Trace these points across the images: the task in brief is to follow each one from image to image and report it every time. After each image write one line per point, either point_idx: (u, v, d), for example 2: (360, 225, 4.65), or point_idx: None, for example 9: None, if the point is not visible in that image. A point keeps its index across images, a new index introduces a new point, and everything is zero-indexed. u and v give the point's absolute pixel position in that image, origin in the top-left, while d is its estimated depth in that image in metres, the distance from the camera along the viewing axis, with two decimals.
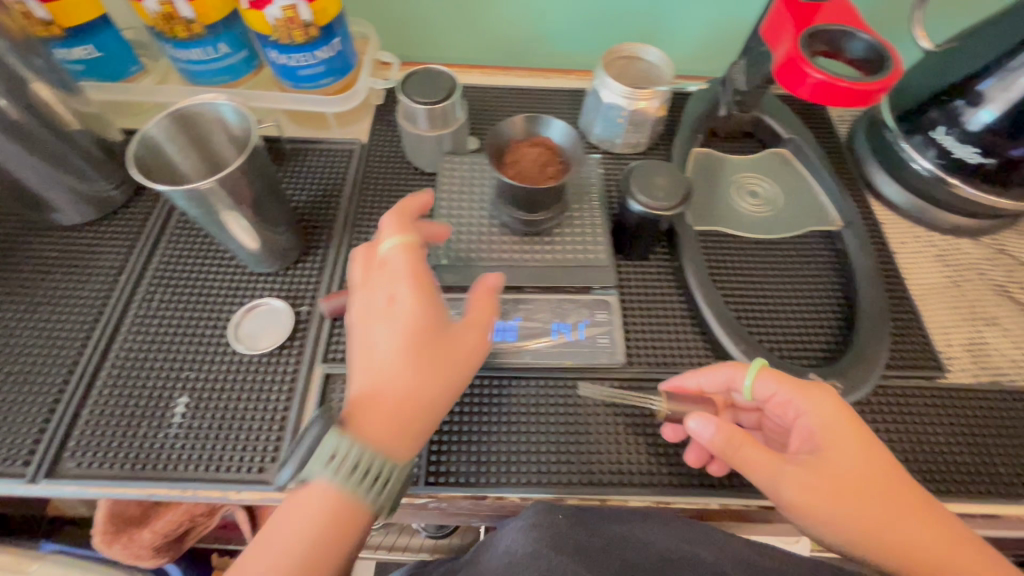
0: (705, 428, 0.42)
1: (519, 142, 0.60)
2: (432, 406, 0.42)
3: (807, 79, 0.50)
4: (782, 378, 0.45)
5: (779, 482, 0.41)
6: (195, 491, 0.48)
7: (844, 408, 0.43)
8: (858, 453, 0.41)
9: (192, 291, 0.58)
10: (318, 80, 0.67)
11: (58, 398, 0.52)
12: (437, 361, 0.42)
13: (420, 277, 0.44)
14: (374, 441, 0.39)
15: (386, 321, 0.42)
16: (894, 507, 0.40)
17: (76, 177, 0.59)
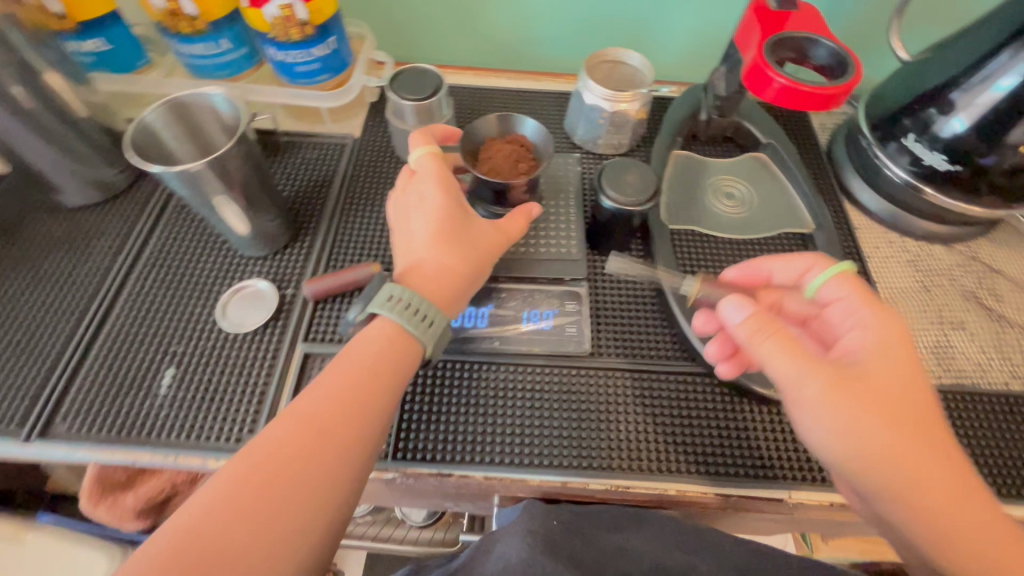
0: (737, 313, 0.44)
1: (493, 138, 0.64)
2: (466, 279, 0.52)
3: (771, 83, 0.52)
4: (855, 285, 0.48)
5: (806, 379, 0.41)
6: (176, 457, 0.51)
7: (905, 337, 0.44)
8: (901, 375, 0.42)
9: (184, 272, 0.61)
10: (315, 76, 0.70)
11: (54, 366, 0.55)
12: (468, 244, 0.52)
13: (445, 177, 0.54)
14: (423, 294, 0.49)
15: (420, 211, 0.53)
16: (920, 434, 0.40)
17: (82, 161, 0.62)
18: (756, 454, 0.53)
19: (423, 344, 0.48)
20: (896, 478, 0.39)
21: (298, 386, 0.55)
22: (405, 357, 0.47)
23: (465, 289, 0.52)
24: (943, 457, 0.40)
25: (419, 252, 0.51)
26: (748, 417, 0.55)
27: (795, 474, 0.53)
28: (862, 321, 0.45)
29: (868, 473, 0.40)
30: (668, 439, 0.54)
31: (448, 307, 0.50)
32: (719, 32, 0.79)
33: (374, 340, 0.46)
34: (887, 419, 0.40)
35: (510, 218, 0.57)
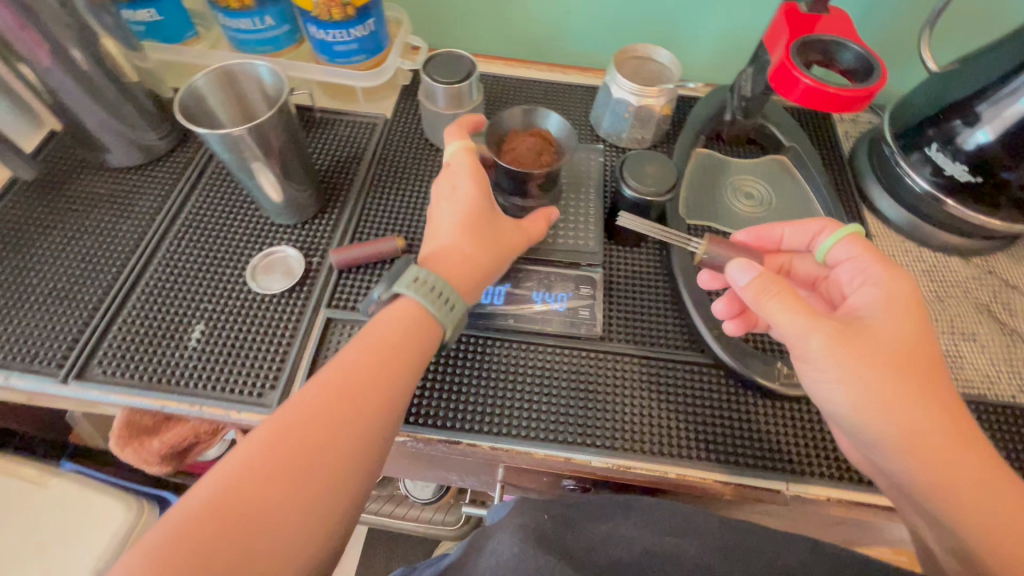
0: (745, 275, 0.46)
1: (517, 131, 0.66)
2: (485, 269, 0.54)
3: (797, 83, 0.53)
4: (864, 244, 0.49)
5: (812, 332, 0.43)
6: (202, 407, 0.54)
7: (916, 292, 0.45)
8: (907, 331, 0.43)
9: (218, 234, 0.64)
10: (352, 56, 0.72)
11: (93, 314, 0.59)
12: (491, 237, 0.55)
13: (478, 172, 0.57)
14: (447, 277, 0.52)
15: (449, 203, 0.56)
16: (925, 390, 0.41)
17: (129, 124, 0.66)
18: (757, 445, 0.55)
19: (443, 327, 0.50)
20: (902, 434, 0.41)
21: (319, 349, 0.57)
22: (425, 336, 0.49)
23: (483, 276, 0.54)
24: (947, 415, 0.41)
25: (444, 239, 0.54)
26: (752, 409, 0.56)
27: (795, 467, 0.54)
28: (873, 279, 0.47)
29: (875, 429, 0.42)
30: (672, 424, 0.55)
31: (467, 293, 0.53)
32: (748, 35, 0.80)
33: (392, 323, 0.48)
34: (893, 375, 0.41)
35: (532, 219, 0.60)
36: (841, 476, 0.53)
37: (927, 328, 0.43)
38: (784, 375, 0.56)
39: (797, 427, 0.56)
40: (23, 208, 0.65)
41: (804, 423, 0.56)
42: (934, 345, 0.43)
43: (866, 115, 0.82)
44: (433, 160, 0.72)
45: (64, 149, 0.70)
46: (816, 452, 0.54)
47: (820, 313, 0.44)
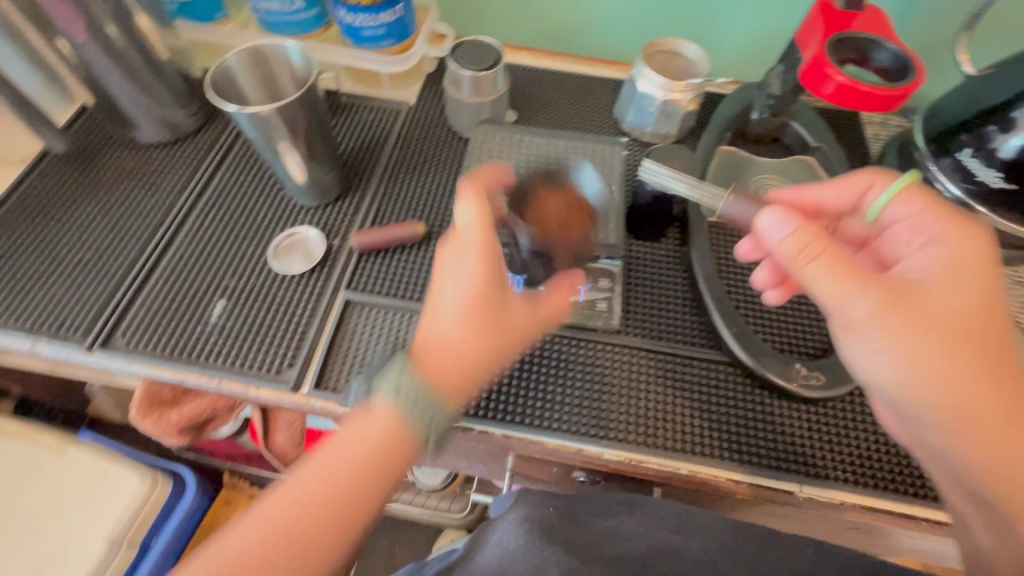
0: (783, 231, 0.44)
1: (544, 182, 0.55)
2: (486, 364, 0.46)
3: (830, 80, 0.52)
4: (927, 202, 0.47)
5: (857, 297, 0.42)
6: (221, 381, 0.55)
7: (984, 254, 0.43)
8: (968, 301, 0.41)
9: (241, 213, 0.65)
10: (379, 42, 0.72)
11: (118, 285, 0.60)
12: (496, 328, 0.46)
13: (490, 247, 0.46)
14: (435, 385, 0.44)
15: (454, 278, 0.46)
16: (981, 362, 0.41)
17: (158, 101, 0.66)
18: (772, 445, 0.54)
19: (423, 434, 0.43)
20: (948, 405, 0.41)
21: (336, 331, 0.58)
22: (397, 459, 0.42)
23: (479, 376, 0.46)
24: (1002, 387, 0.40)
25: (440, 329, 0.45)
26: (767, 409, 0.56)
27: (809, 470, 0.53)
28: (938, 242, 0.45)
29: (920, 399, 0.42)
30: (686, 420, 0.55)
31: (456, 399, 0.45)
32: (779, 33, 0.78)
33: (360, 444, 0.42)
34: (946, 347, 0.41)
35: (549, 297, 0.50)
36: (855, 482, 0.53)
37: (993, 296, 0.42)
38: (802, 377, 0.55)
39: (813, 430, 0.55)
40: (54, 180, 0.66)
41: (820, 426, 0.55)
42: (999, 314, 0.42)
43: (897, 119, 0.80)
44: (455, 149, 0.72)
45: (95, 124, 0.71)
46: (831, 456, 0.54)
47: (871, 279, 0.43)
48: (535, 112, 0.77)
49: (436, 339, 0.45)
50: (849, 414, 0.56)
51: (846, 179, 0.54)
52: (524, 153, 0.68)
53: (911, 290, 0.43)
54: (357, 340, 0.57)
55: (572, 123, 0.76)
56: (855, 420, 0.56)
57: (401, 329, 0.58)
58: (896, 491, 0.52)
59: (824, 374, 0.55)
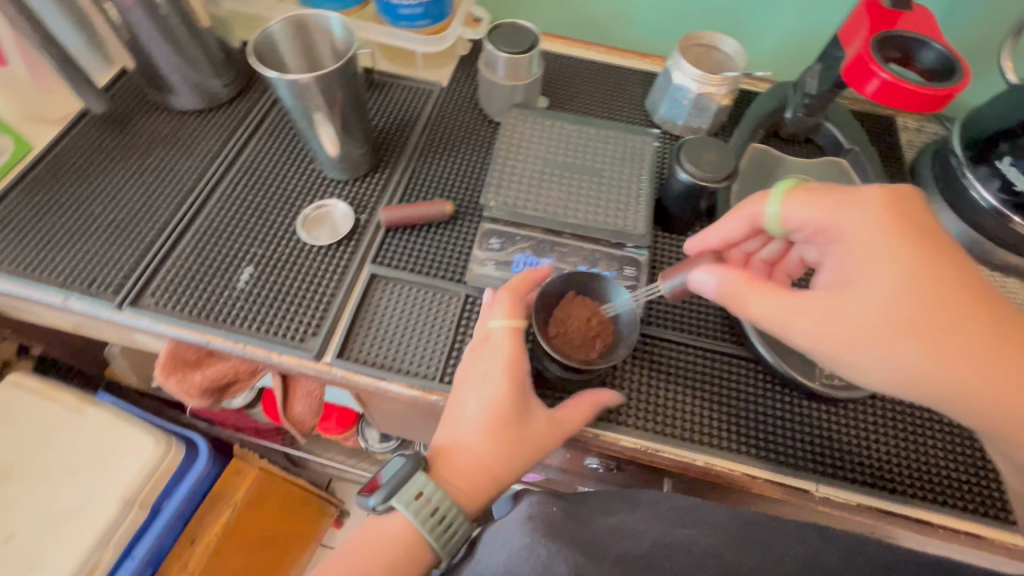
0: (710, 279, 0.48)
1: (572, 302, 0.55)
2: (502, 477, 0.49)
3: (874, 76, 0.51)
4: (813, 196, 0.46)
5: (793, 328, 0.43)
6: (245, 345, 0.56)
7: (886, 227, 0.41)
8: (895, 283, 0.39)
9: (272, 184, 0.66)
10: (416, 21, 0.72)
11: (149, 246, 0.61)
12: (517, 439, 0.49)
13: (516, 363, 0.50)
14: (454, 496, 0.48)
15: (477, 390, 0.50)
16: (946, 334, 0.38)
17: (195, 68, 0.67)
18: (792, 443, 0.54)
19: (439, 556, 0.47)
20: (950, 389, 0.38)
21: (361, 304, 0.58)
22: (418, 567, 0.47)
23: (496, 491, 0.50)
24: (980, 345, 0.37)
25: (463, 439, 0.49)
26: (788, 408, 0.56)
27: (826, 470, 0.53)
28: (842, 232, 0.43)
29: (921, 392, 0.39)
30: (705, 414, 0.55)
31: (473, 509, 0.49)
32: (816, 33, 0.78)
33: (387, 545, 0.47)
34: (901, 339, 0.38)
35: (577, 403, 0.51)
36: (873, 485, 0.52)
37: (925, 256, 0.39)
38: (825, 377, 0.55)
39: (832, 431, 0.55)
40: (91, 141, 0.68)
41: (841, 428, 0.55)
42: (944, 266, 0.39)
43: (933, 125, 0.79)
44: (485, 133, 0.72)
45: (133, 89, 0.72)
46: (850, 458, 0.53)
47: (801, 304, 0.42)
48: (566, 100, 0.77)
49: (457, 453, 0.49)
50: (868, 417, 0.56)
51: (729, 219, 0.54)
52: (555, 139, 0.68)
53: (841, 300, 0.41)
54: (381, 314, 0.58)
55: (602, 112, 0.76)
56: (873, 423, 0.55)
57: (425, 305, 0.58)
58: (913, 496, 0.52)
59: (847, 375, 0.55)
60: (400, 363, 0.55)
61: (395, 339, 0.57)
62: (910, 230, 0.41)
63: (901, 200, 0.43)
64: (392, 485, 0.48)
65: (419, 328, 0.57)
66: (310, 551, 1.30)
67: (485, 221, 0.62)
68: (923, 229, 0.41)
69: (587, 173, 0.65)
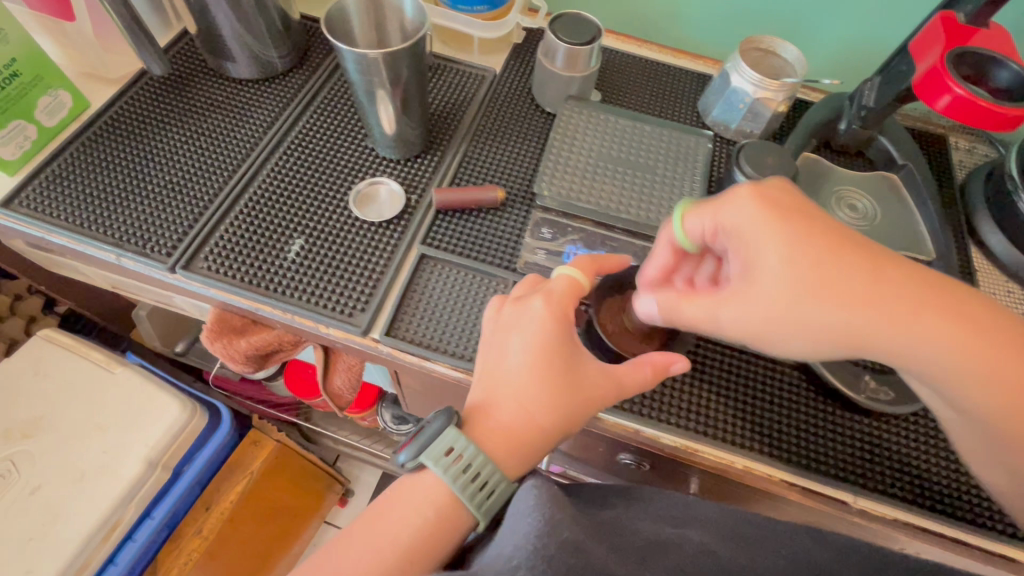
0: (651, 304, 0.48)
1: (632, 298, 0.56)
2: (544, 425, 0.49)
3: (947, 92, 0.51)
4: (705, 206, 0.46)
5: (721, 316, 0.44)
6: (294, 315, 0.56)
7: (762, 206, 0.42)
8: (784, 256, 0.40)
9: (325, 158, 0.66)
10: (475, 5, 0.72)
11: (203, 211, 0.61)
12: (569, 383, 0.49)
13: (564, 308, 0.51)
14: (490, 450, 0.48)
15: (520, 330, 0.50)
16: (837, 282, 0.40)
17: (257, 39, 0.67)
18: (836, 453, 0.53)
19: (475, 518, 0.47)
20: (860, 329, 0.40)
21: (410, 282, 0.58)
22: (452, 532, 0.46)
23: (542, 443, 0.49)
24: (870, 280, 0.39)
25: (513, 381, 0.49)
26: (829, 417, 0.55)
27: (868, 483, 0.52)
28: (731, 229, 0.43)
29: (836, 340, 0.41)
30: (746, 416, 0.55)
31: (513, 467, 0.48)
32: (875, 45, 0.77)
33: (413, 518, 0.46)
34: (802, 299, 0.40)
35: (633, 367, 0.50)
36: (911, 499, 0.52)
37: (799, 226, 0.41)
38: (871, 391, 0.54)
39: (873, 443, 0.54)
40: (147, 102, 0.68)
41: (882, 442, 0.54)
42: (812, 225, 0.41)
43: (984, 147, 0.79)
44: (539, 123, 0.71)
45: (191, 54, 0.73)
46: (891, 471, 0.53)
47: (725, 300, 0.43)
48: (618, 94, 0.76)
49: (499, 404, 0.49)
50: (910, 431, 0.55)
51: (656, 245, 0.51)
52: (609, 133, 0.68)
53: (750, 285, 0.42)
54: (430, 294, 0.58)
55: (654, 110, 0.75)
56: (916, 438, 0.55)
57: (473, 289, 0.59)
58: (954, 515, 0.51)
59: (893, 390, 0.54)
60: (447, 344, 0.56)
61: (442, 321, 0.57)
62: (780, 208, 0.42)
63: (765, 187, 0.44)
64: (424, 441, 0.48)
65: (468, 310, 0.57)
66: (315, 526, 1.30)
67: (537, 210, 0.63)
68: (791, 204, 0.43)
69: (639, 169, 0.65)
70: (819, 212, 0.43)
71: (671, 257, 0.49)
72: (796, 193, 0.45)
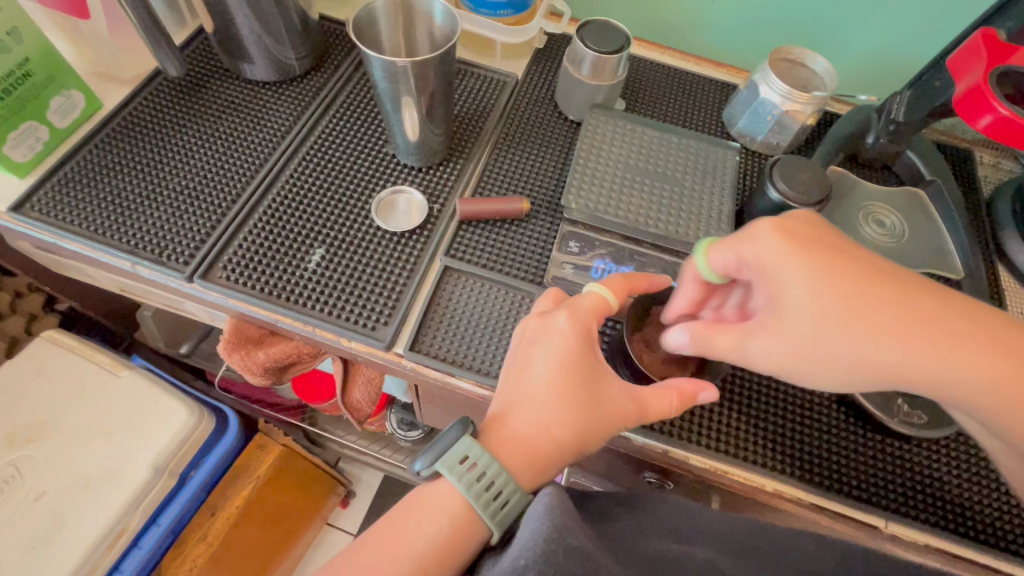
0: (681, 336, 0.45)
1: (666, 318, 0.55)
2: (562, 445, 0.47)
3: (990, 111, 0.50)
4: (727, 241, 0.44)
5: (749, 350, 0.42)
6: (315, 329, 0.55)
7: (784, 238, 0.40)
8: (809, 295, 0.38)
9: (345, 165, 0.64)
10: (498, 9, 0.70)
11: (220, 219, 0.59)
12: (591, 400, 0.47)
13: (588, 324, 0.50)
14: (506, 466, 0.47)
15: (543, 343, 0.49)
16: (867, 316, 0.37)
17: (277, 41, 0.65)
18: (865, 476, 0.53)
19: (489, 528, 0.45)
20: (896, 365, 0.37)
21: (433, 296, 0.57)
22: (467, 542, 0.45)
23: (561, 460, 0.48)
24: (898, 311, 0.37)
25: (534, 397, 0.48)
26: (858, 440, 0.55)
27: (898, 507, 0.52)
28: (755, 265, 0.41)
29: (873, 377, 0.38)
30: (774, 437, 0.54)
31: (528, 479, 0.47)
32: (902, 57, 0.76)
33: (430, 529, 0.45)
34: (831, 336, 0.38)
35: (657, 390, 0.48)
36: (940, 524, 0.51)
37: (826, 256, 0.38)
38: (904, 415, 0.53)
39: (904, 468, 0.53)
40: (161, 104, 0.66)
41: (913, 467, 0.54)
42: (837, 259, 0.38)
43: (1008, 163, 0.78)
44: (564, 132, 0.70)
45: (206, 54, 0.71)
46: (920, 496, 0.52)
47: (753, 332, 0.42)
48: (642, 103, 0.75)
49: (517, 413, 0.48)
50: (940, 454, 0.54)
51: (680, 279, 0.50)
52: (635, 144, 0.66)
53: (780, 319, 0.40)
54: (453, 308, 0.57)
55: (679, 120, 0.74)
56: (946, 462, 0.54)
57: (498, 303, 0.57)
58: (986, 542, 0.51)
59: (926, 414, 0.53)
60: (472, 360, 0.54)
61: (468, 336, 0.55)
62: (804, 240, 0.40)
63: (786, 220, 0.42)
64: (438, 450, 0.47)
65: (493, 325, 0.56)
66: (316, 529, 1.28)
67: (565, 223, 0.62)
68: (815, 236, 0.40)
69: (666, 182, 0.64)
70: (843, 243, 0.40)
71: (698, 290, 0.48)
72: (820, 224, 0.42)
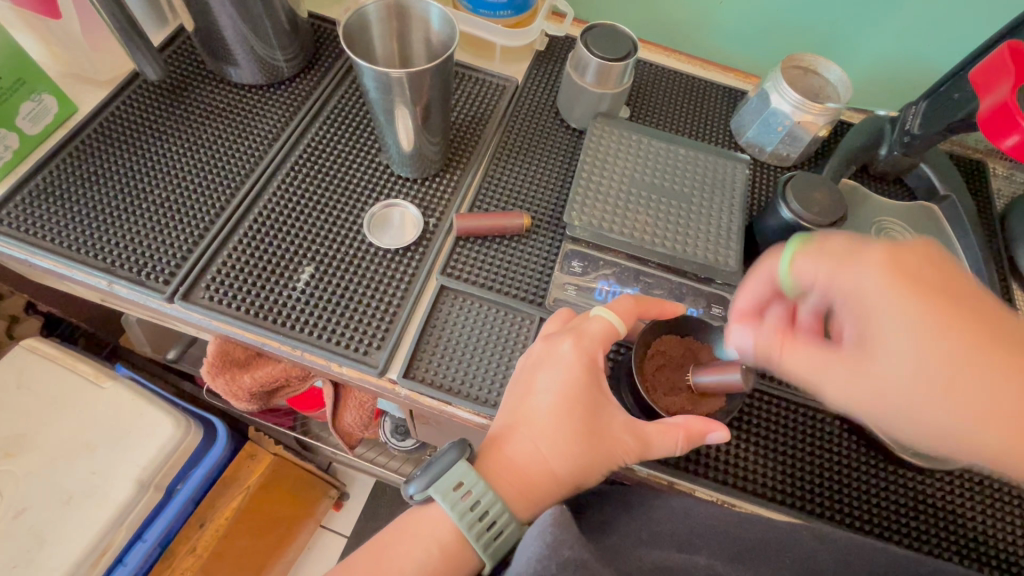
0: (745, 338, 0.42)
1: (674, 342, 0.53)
2: (561, 478, 0.45)
3: (1016, 130, 0.47)
4: (823, 250, 0.40)
5: (823, 383, 0.38)
6: (303, 353, 0.52)
7: (893, 275, 0.36)
8: (909, 349, 0.34)
9: (337, 176, 0.61)
10: (498, 11, 0.67)
11: (203, 234, 0.56)
12: (593, 433, 0.45)
13: (593, 351, 0.47)
14: (504, 496, 0.44)
15: (549, 367, 0.47)
16: (975, 387, 0.33)
17: (264, 44, 0.61)
18: (876, 510, 0.51)
19: (482, 559, 0.43)
20: (993, 451, 0.33)
21: (429, 317, 0.54)
22: (457, 571, 0.43)
23: (557, 494, 0.45)
24: (1009, 390, 0.32)
25: (536, 426, 0.45)
26: (868, 470, 0.53)
27: (912, 542, 0.50)
28: (849, 292, 0.38)
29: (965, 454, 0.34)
30: (782, 470, 0.52)
31: (524, 512, 0.44)
32: (914, 63, 0.74)
33: (419, 555, 0.42)
34: (920, 395, 0.34)
35: (661, 426, 0.45)
36: (956, 559, 0.49)
37: (941, 306, 0.34)
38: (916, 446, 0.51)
39: (916, 498, 0.52)
40: (140, 110, 0.63)
41: (924, 497, 0.52)
42: (951, 308, 0.34)
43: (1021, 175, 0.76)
44: (566, 140, 0.67)
45: (188, 56, 0.67)
46: (934, 531, 0.50)
47: (832, 360, 0.37)
48: (646, 110, 0.72)
49: (517, 441, 0.45)
50: (952, 486, 0.53)
51: (749, 280, 0.46)
52: (640, 156, 0.64)
53: (866, 354, 0.36)
54: (450, 329, 0.54)
55: (686, 129, 0.71)
56: (959, 493, 0.52)
57: (497, 324, 0.55)
58: None
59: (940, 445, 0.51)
60: (470, 387, 0.51)
61: (465, 361, 0.53)
62: (918, 283, 0.35)
63: (903, 251, 0.37)
64: (433, 474, 0.44)
65: (491, 349, 0.53)
66: (308, 532, 1.25)
67: (567, 241, 0.59)
68: (933, 280, 0.36)
69: (674, 197, 0.61)
70: (965, 293, 0.36)
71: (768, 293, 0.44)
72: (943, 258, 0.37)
